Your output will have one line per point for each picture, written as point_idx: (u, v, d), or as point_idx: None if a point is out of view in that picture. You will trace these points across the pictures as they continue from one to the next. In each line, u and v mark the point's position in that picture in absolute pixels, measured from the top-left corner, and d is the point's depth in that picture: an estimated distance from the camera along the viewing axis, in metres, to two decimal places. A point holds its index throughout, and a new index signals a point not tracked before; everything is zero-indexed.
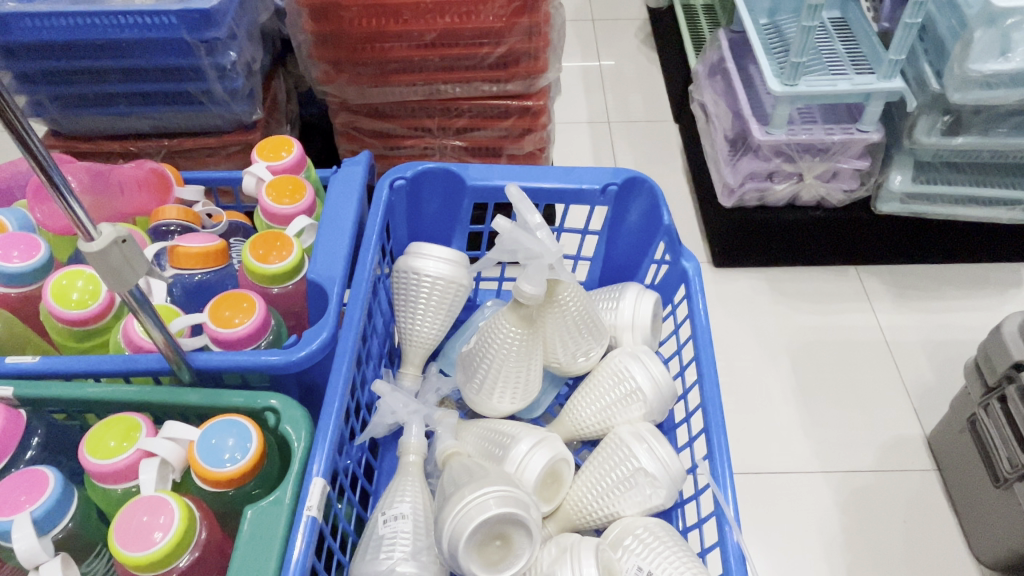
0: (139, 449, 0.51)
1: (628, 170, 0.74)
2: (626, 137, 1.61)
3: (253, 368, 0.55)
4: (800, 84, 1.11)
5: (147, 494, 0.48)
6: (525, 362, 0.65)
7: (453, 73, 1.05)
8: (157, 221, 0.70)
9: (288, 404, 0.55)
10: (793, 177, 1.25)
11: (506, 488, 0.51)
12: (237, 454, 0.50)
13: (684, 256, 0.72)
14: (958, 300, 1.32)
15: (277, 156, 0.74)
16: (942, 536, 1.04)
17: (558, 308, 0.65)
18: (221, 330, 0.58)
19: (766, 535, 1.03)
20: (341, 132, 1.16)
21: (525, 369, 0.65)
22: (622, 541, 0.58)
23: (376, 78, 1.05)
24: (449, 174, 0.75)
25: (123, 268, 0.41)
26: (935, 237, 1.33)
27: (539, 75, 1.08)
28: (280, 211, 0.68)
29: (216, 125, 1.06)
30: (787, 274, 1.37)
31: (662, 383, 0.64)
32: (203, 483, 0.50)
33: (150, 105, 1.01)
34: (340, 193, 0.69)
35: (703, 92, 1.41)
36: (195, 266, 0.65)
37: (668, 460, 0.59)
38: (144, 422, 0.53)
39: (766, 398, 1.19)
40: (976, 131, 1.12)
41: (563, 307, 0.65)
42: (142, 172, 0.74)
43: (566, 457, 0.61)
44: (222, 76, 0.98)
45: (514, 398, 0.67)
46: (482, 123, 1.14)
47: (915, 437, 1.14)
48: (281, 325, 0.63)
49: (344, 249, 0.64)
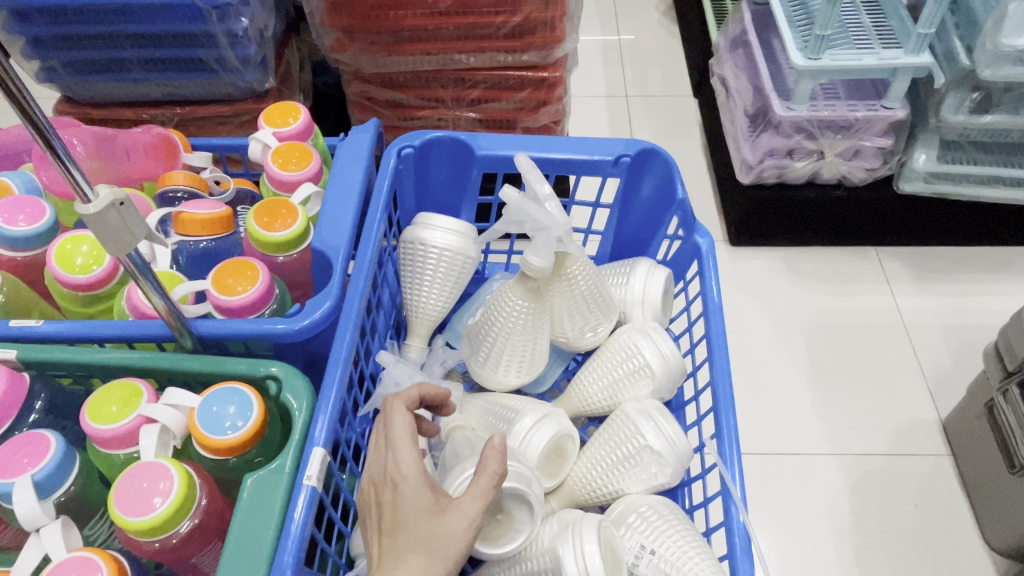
0: (139, 415, 0.50)
1: (641, 142, 0.72)
2: (644, 112, 1.58)
3: (256, 336, 0.55)
4: (824, 58, 1.08)
5: (147, 460, 0.48)
6: (535, 336, 0.64)
7: (467, 42, 1.03)
8: (164, 186, 0.70)
9: (289, 372, 0.54)
10: (814, 155, 1.23)
11: (507, 462, 0.50)
12: (238, 422, 0.50)
13: (697, 231, 0.70)
14: (980, 284, 1.30)
15: (283, 122, 0.71)
16: (953, 522, 1.02)
17: (569, 284, 0.64)
18: (224, 297, 0.57)
19: (776, 517, 1.03)
20: (354, 101, 1.15)
21: (533, 341, 0.64)
22: (626, 519, 0.57)
23: (390, 47, 1.04)
24: (457, 143, 0.73)
25: (120, 231, 0.42)
26: (959, 219, 1.30)
27: (556, 46, 1.05)
28: (286, 177, 0.66)
29: (229, 92, 1.05)
30: (804, 254, 1.35)
31: (671, 360, 0.63)
32: (204, 450, 0.50)
33: (163, 72, 1.01)
34: (347, 160, 0.68)
35: (724, 67, 1.38)
36: (200, 232, 0.64)
37: (675, 438, 0.58)
38: (145, 388, 0.52)
39: (780, 379, 1.17)
40: (1004, 108, 1.09)
41: (573, 284, 0.64)
42: (148, 137, 0.73)
43: (571, 433, 0.60)
44: (234, 43, 0.97)
45: (524, 369, 0.66)
46: (496, 95, 1.12)
47: (930, 421, 1.12)
48: (285, 294, 0.62)
49: (350, 217, 0.63)
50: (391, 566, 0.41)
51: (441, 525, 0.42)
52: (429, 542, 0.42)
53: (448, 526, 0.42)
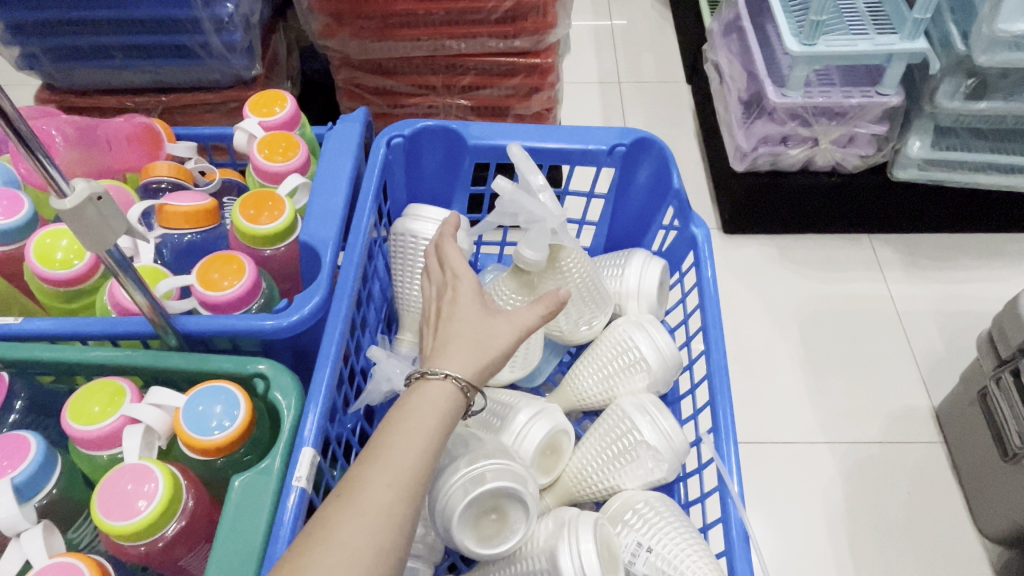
0: (123, 415, 0.49)
1: (636, 131, 0.70)
2: (637, 98, 1.56)
3: (243, 333, 0.53)
4: (819, 44, 1.06)
5: (131, 462, 0.47)
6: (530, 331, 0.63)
7: (458, 27, 1.01)
8: (147, 177, 0.68)
9: (277, 370, 0.52)
10: (808, 142, 1.22)
11: (501, 461, 0.49)
12: (225, 421, 0.49)
13: (694, 222, 0.69)
14: (973, 271, 1.29)
15: (270, 111, 0.69)
16: (946, 509, 1.02)
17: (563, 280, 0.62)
18: (209, 292, 0.55)
19: (769, 505, 1.02)
20: (343, 88, 1.13)
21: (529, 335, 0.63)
22: (622, 516, 0.56)
23: (379, 32, 1.02)
24: (448, 133, 0.71)
25: (99, 225, 0.40)
26: (953, 205, 1.29)
27: (549, 31, 1.03)
28: (272, 168, 0.64)
29: (214, 79, 1.03)
30: (798, 242, 1.34)
31: (667, 353, 0.62)
32: (191, 451, 0.49)
33: (147, 58, 0.98)
34: (336, 151, 0.66)
35: (718, 53, 1.36)
36: (185, 225, 0.63)
37: (672, 433, 0.57)
38: (128, 387, 0.51)
39: (773, 367, 1.17)
40: (999, 95, 1.08)
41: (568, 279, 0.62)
42: (131, 126, 0.71)
43: (566, 429, 0.59)
44: (220, 29, 0.95)
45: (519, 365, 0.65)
46: (488, 81, 1.10)
47: (923, 409, 1.12)
48: (273, 288, 0.61)
49: (338, 209, 0.61)
50: (443, 349, 0.44)
51: (491, 325, 0.45)
52: (477, 335, 0.45)
53: (498, 327, 0.45)
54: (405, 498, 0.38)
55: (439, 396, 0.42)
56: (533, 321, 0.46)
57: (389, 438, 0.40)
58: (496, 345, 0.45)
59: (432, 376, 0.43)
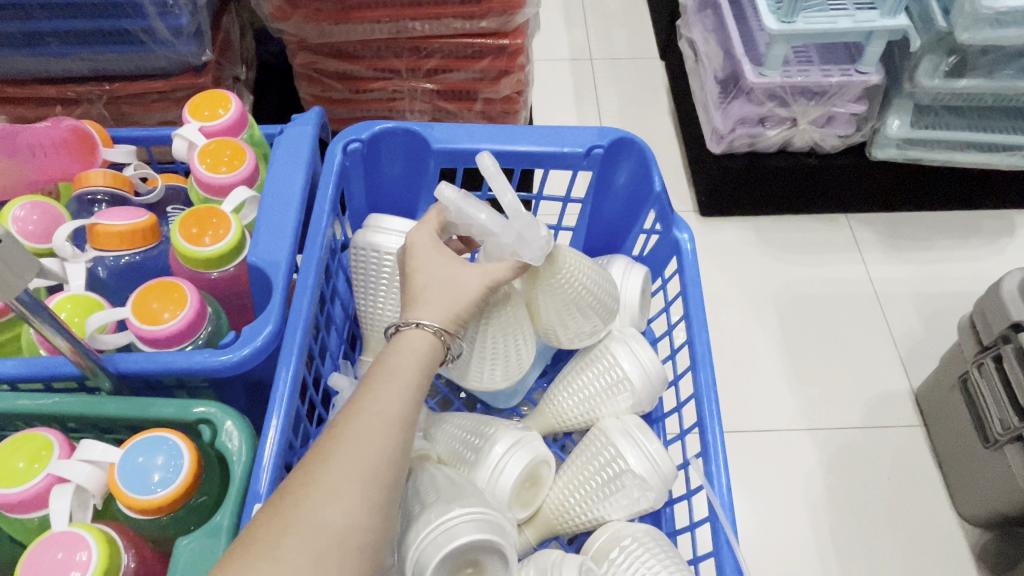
0: (50, 473, 0.44)
1: (614, 131, 0.66)
2: (610, 76, 1.51)
3: (186, 371, 0.48)
4: (798, 21, 1.02)
5: (59, 529, 0.42)
6: (521, 337, 0.56)
7: (421, 9, 0.95)
8: (81, 188, 0.62)
9: (226, 414, 0.47)
10: (787, 122, 1.18)
11: (478, 509, 0.45)
12: (167, 475, 0.44)
13: (677, 227, 0.65)
14: (951, 250, 1.27)
15: (212, 114, 0.63)
16: (926, 495, 1.01)
17: (558, 289, 0.55)
18: (147, 326, 0.50)
19: (750, 497, 1.00)
20: (300, 73, 1.06)
21: (515, 337, 0.55)
22: (608, 553, 0.52)
23: (336, 14, 0.95)
24: (411, 135, 0.65)
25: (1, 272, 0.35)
26: (931, 184, 1.26)
27: (517, 12, 0.97)
28: (216, 181, 0.59)
29: (160, 67, 0.95)
30: (776, 224, 1.30)
31: (651, 370, 0.58)
32: (129, 511, 0.44)
33: (85, 45, 0.90)
34: (287, 158, 0.61)
35: (693, 29, 1.31)
36: (120, 246, 0.57)
37: (659, 459, 0.53)
38: (57, 440, 0.45)
39: (753, 353, 1.14)
40: (980, 72, 1.05)
41: (563, 287, 0.55)
42: (58, 133, 0.63)
43: (547, 458, 0.55)
44: (163, 12, 0.87)
45: (512, 369, 0.58)
46: (454, 65, 1.04)
47: (902, 393, 1.11)
48: (220, 316, 0.55)
49: (290, 225, 0.56)
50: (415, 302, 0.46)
51: (461, 275, 0.48)
52: (449, 289, 0.47)
53: (465, 276, 0.48)
54: (401, 413, 0.40)
55: (418, 342, 0.44)
56: (505, 274, 0.49)
57: (379, 372, 0.42)
58: (462, 297, 0.47)
59: (406, 328, 0.45)
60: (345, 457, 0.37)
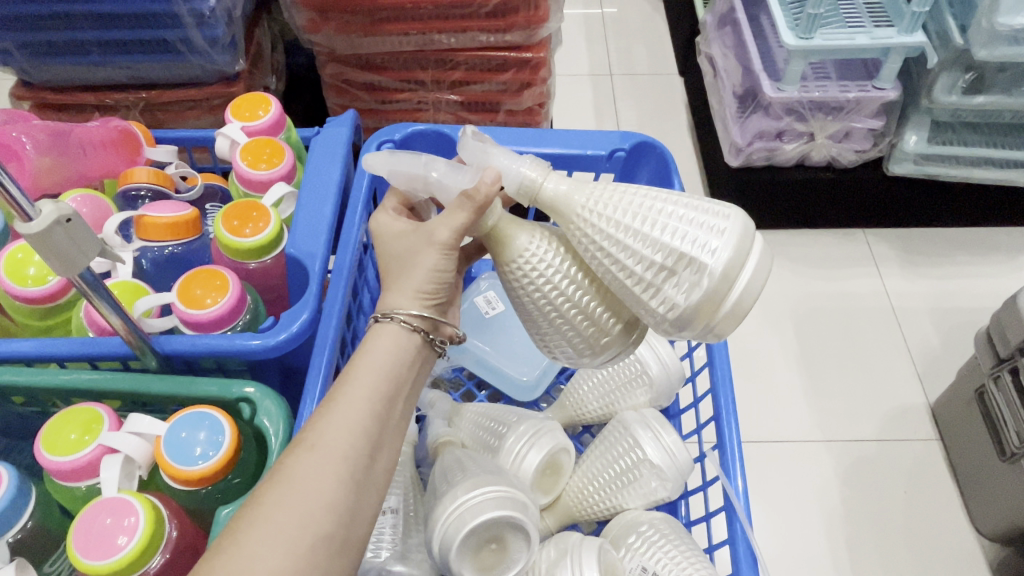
0: (101, 444, 0.46)
1: (635, 135, 0.68)
2: (630, 92, 1.54)
3: (227, 353, 0.51)
4: (816, 38, 1.04)
5: (109, 495, 0.44)
6: (596, 301, 0.42)
7: (448, 22, 0.98)
8: (126, 184, 0.65)
9: (264, 394, 0.50)
10: (804, 137, 1.20)
11: (503, 487, 0.46)
12: (209, 450, 0.46)
13: None
14: (968, 266, 1.28)
15: (253, 116, 0.67)
16: (942, 508, 1.01)
17: (579, 236, 0.40)
18: (191, 310, 0.53)
19: (766, 507, 1.01)
20: (329, 84, 1.10)
21: (543, 294, 0.42)
22: (626, 539, 0.54)
23: (365, 27, 0.99)
24: (440, 137, 0.68)
25: (68, 250, 0.37)
26: (949, 199, 1.28)
27: (540, 26, 1.00)
28: (256, 177, 0.62)
29: (196, 76, 0.99)
30: (793, 238, 1.32)
31: (669, 364, 0.60)
32: (173, 481, 0.46)
33: (126, 54, 0.94)
34: (323, 157, 0.64)
35: (712, 45, 1.33)
36: (165, 237, 0.60)
37: (675, 450, 0.55)
38: (106, 414, 0.48)
39: (769, 365, 1.15)
40: (997, 88, 1.06)
41: (571, 225, 0.40)
42: (107, 131, 0.67)
43: (567, 447, 0.57)
44: (201, 23, 0.91)
45: (602, 343, 0.43)
46: (478, 77, 1.07)
47: (919, 406, 1.11)
48: (258, 304, 0.58)
49: (326, 220, 0.59)
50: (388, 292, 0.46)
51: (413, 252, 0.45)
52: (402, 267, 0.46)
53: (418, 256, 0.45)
54: (346, 456, 0.38)
55: (387, 337, 0.43)
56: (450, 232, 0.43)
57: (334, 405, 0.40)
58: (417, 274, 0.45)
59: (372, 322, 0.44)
60: (273, 510, 0.35)
